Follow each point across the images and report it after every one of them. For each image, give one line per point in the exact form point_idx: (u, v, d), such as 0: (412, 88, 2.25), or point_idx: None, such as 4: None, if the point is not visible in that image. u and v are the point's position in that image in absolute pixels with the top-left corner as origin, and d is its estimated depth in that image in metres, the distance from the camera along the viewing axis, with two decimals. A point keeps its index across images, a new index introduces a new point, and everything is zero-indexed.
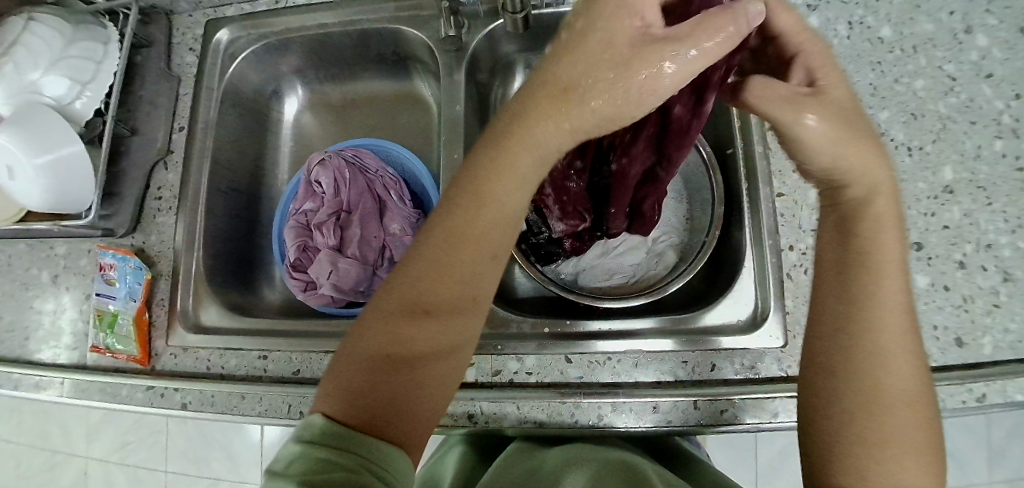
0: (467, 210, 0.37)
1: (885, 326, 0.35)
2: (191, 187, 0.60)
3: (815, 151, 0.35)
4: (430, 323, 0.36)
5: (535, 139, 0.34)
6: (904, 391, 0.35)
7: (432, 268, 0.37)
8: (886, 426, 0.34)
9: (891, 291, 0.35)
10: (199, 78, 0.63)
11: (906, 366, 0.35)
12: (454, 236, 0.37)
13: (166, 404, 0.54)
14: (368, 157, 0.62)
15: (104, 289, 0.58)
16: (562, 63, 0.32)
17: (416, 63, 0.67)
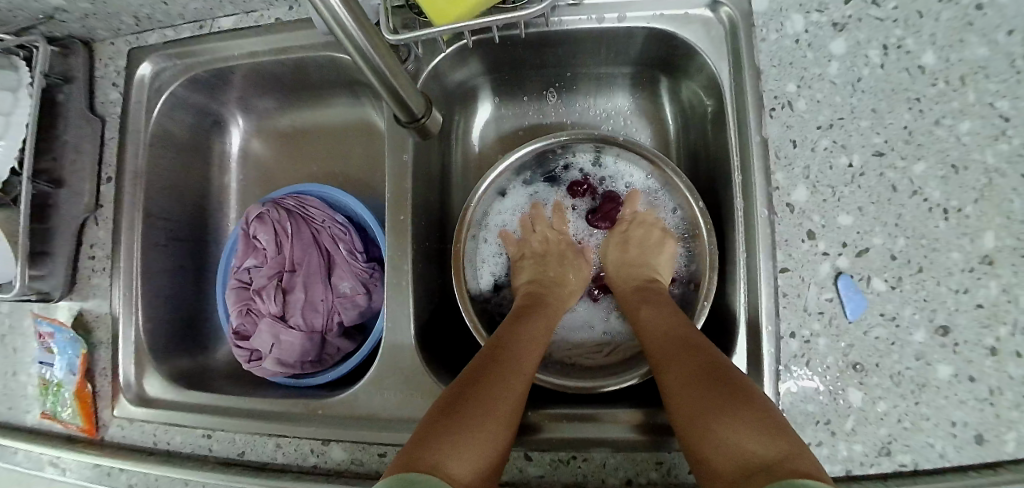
0: (519, 318, 0.48)
1: (657, 347, 0.43)
2: (121, 249, 0.55)
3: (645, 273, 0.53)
4: (495, 384, 0.40)
5: (555, 279, 0.54)
6: (685, 374, 0.39)
7: (499, 351, 0.44)
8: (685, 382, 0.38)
9: (653, 324, 0.46)
10: (123, 121, 0.55)
11: (684, 356, 0.40)
12: (510, 331, 0.46)
13: (113, 483, 0.53)
14: (311, 204, 0.54)
15: (44, 358, 0.56)
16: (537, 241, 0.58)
17: (366, 91, 0.58)
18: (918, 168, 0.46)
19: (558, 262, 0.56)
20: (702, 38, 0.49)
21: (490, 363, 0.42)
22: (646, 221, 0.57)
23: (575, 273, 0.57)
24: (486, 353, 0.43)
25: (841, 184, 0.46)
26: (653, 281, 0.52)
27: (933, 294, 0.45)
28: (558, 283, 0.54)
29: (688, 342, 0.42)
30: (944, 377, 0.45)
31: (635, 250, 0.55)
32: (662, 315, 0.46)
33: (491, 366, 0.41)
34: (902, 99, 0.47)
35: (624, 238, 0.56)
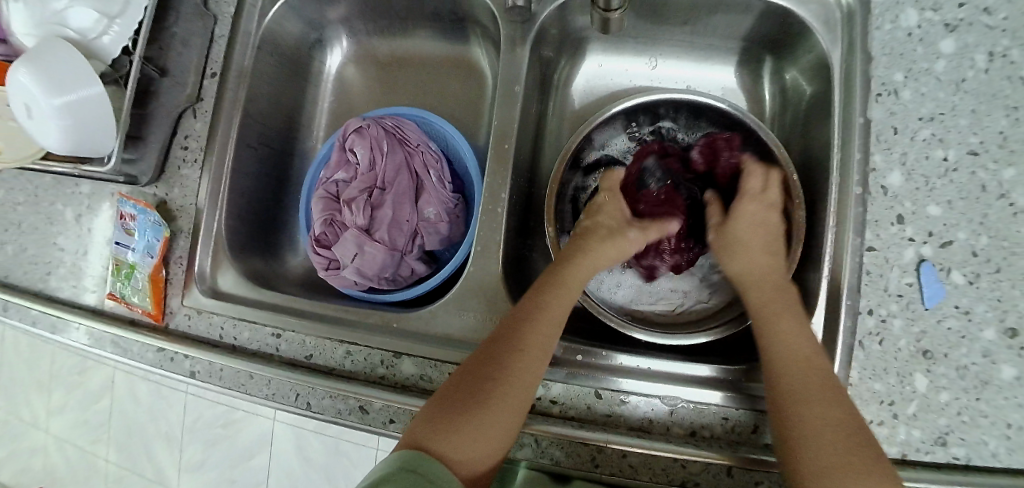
0: (537, 300, 0.46)
1: (798, 369, 0.41)
2: (220, 143, 0.58)
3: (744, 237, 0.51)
4: (500, 375, 0.42)
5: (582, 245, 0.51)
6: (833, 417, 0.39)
7: (512, 322, 0.45)
8: (807, 405, 0.40)
9: (792, 340, 0.43)
10: (236, 18, 0.60)
11: (815, 392, 0.40)
12: (522, 316, 0.44)
13: (175, 369, 0.53)
14: (409, 128, 0.64)
15: (121, 238, 0.57)
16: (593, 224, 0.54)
17: (475, 27, 0.66)
18: (1009, 174, 0.47)
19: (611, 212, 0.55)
20: (818, 18, 0.51)
21: (495, 353, 0.43)
22: (764, 167, 0.53)
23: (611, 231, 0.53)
24: (494, 338, 0.44)
25: (934, 176, 0.48)
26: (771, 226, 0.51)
27: (1009, 296, 0.46)
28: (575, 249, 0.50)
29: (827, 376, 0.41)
30: (1007, 378, 0.46)
31: (759, 232, 0.51)
32: (802, 332, 0.43)
33: (493, 358, 0.43)
34: (1002, 105, 0.48)
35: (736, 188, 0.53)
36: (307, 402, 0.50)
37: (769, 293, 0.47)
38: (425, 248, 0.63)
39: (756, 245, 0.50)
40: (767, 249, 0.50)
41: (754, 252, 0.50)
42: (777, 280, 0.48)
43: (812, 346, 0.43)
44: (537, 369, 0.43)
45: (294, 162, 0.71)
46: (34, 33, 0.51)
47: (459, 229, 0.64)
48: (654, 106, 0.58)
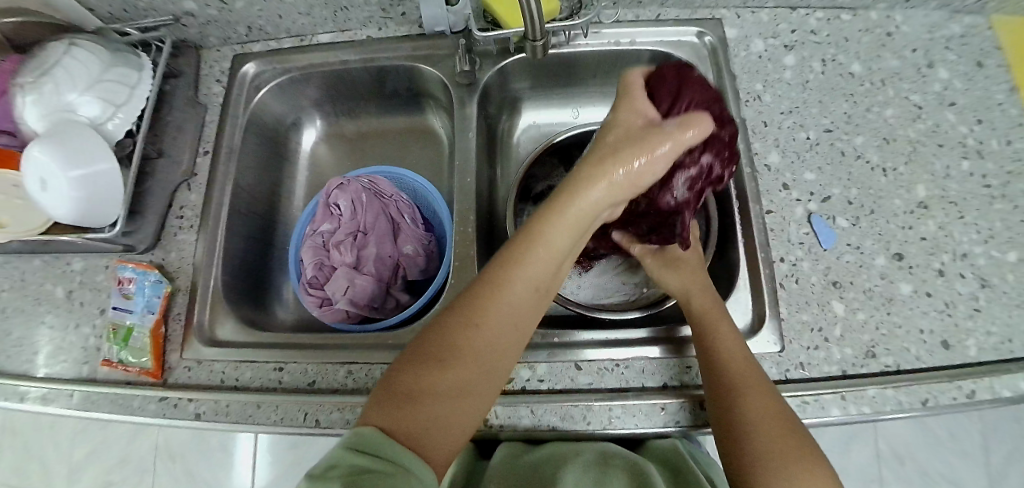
0: (510, 265, 0.42)
1: (744, 380, 0.45)
2: (213, 212, 0.66)
3: (691, 267, 0.56)
4: (467, 355, 0.39)
5: (574, 190, 0.42)
6: (769, 424, 0.42)
7: (484, 295, 0.41)
8: (747, 404, 0.43)
9: (730, 354, 0.47)
10: (225, 106, 0.71)
11: (753, 392, 0.44)
12: (495, 284, 0.41)
13: (179, 414, 0.54)
14: (383, 183, 0.73)
15: (120, 303, 0.60)
16: (599, 153, 0.43)
17: (429, 99, 0.79)
18: (858, 140, 0.61)
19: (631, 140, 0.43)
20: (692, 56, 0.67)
21: (464, 324, 0.40)
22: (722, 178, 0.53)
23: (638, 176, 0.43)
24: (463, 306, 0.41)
25: (803, 151, 0.60)
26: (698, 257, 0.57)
27: (886, 230, 0.57)
28: (560, 201, 0.42)
29: (761, 385, 0.45)
30: (907, 293, 0.55)
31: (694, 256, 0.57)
32: (734, 338, 0.48)
33: (462, 328, 0.40)
34: (840, 94, 0.63)
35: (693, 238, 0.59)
36: (316, 420, 0.52)
37: (704, 302, 0.52)
38: (406, 280, 0.70)
39: (696, 269, 0.56)
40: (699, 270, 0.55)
41: (695, 273, 0.55)
42: (709, 291, 0.53)
43: (744, 352, 0.48)
44: (505, 350, 0.41)
45: (276, 228, 0.77)
46: (42, 120, 0.55)
47: (435, 262, 0.71)
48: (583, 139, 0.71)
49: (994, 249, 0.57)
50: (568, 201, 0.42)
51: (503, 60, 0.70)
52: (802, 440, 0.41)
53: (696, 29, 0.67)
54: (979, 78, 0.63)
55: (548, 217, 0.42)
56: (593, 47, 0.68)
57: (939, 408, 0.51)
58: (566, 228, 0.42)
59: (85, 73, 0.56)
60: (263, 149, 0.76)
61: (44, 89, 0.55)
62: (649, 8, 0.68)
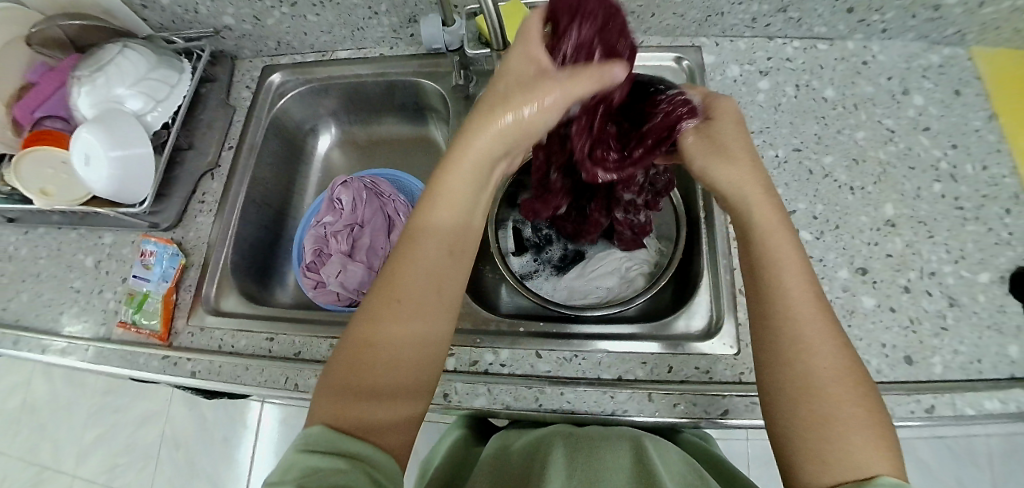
0: (411, 253, 0.44)
1: (807, 325, 0.41)
2: (231, 200, 0.74)
3: (737, 156, 0.48)
4: (395, 327, 0.42)
5: (471, 151, 0.45)
6: (830, 378, 0.39)
7: (398, 268, 0.44)
8: (810, 366, 0.39)
9: (795, 297, 0.42)
10: (252, 110, 0.80)
11: (819, 350, 0.40)
12: (403, 273, 0.44)
13: (177, 371, 0.61)
14: (384, 184, 0.79)
15: (140, 272, 0.67)
16: (484, 106, 0.46)
17: (431, 112, 0.87)
18: (826, 160, 0.64)
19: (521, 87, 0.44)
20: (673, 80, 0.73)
21: (384, 316, 0.42)
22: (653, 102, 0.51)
23: (533, 122, 0.44)
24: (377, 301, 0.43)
25: (771, 168, 0.64)
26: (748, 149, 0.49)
27: (851, 245, 0.59)
28: (453, 172, 0.46)
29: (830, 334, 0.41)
30: (869, 307, 0.56)
31: (737, 140, 0.49)
32: (801, 278, 0.43)
33: (382, 320, 0.42)
34: (812, 117, 0.66)
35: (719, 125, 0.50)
36: (294, 383, 0.57)
37: (769, 216, 0.45)
38: None
39: (751, 163, 0.47)
40: (753, 161, 0.48)
41: (743, 166, 0.47)
42: (768, 200, 0.46)
43: (812, 298, 0.42)
44: (434, 309, 0.44)
45: (287, 222, 0.85)
46: (94, 107, 0.65)
47: None
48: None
49: (965, 269, 0.57)
50: (467, 165, 0.46)
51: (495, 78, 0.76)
52: (870, 408, 0.38)
53: (674, 55, 0.73)
54: (957, 105, 0.64)
55: (443, 180, 0.46)
56: None
57: (896, 421, 0.51)
58: (465, 187, 0.46)
59: (134, 71, 0.66)
60: (283, 149, 0.85)
61: (97, 81, 0.64)
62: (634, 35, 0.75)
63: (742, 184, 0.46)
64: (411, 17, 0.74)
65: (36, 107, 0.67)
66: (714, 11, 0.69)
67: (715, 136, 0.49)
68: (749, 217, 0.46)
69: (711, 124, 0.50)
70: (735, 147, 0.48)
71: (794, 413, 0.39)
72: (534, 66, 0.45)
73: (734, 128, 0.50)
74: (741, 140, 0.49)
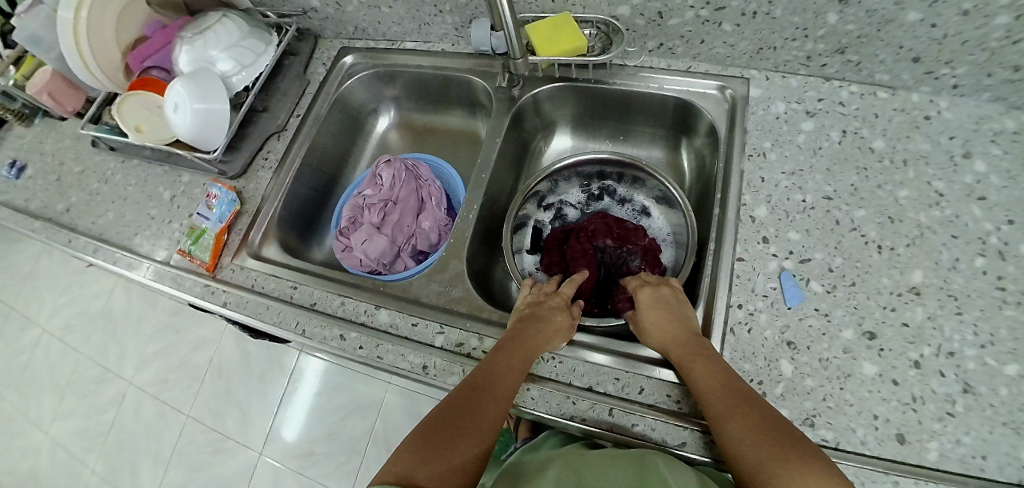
0: (487, 370, 0.53)
1: (727, 398, 0.47)
2: (288, 162, 0.83)
3: (677, 311, 0.58)
4: (471, 415, 0.49)
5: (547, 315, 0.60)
6: (754, 438, 0.44)
7: (482, 372, 0.53)
8: (732, 418, 0.46)
9: (702, 366, 0.51)
10: (322, 85, 0.90)
11: (734, 405, 0.46)
12: (479, 383, 0.52)
13: (213, 300, 0.71)
14: (423, 169, 0.86)
15: (203, 211, 0.77)
16: (549, 294, 0.64)
17: (480, 109, 0.92)
18: (858, 213, 0.60)
19: (552, 296, 0.64)
20: (714, 107, 0.73)
21: (459, 407, 0.49)
22: (640, 283, 0.64)
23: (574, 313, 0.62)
24: (452, 401, 0.50)
25: (795, 212, 0.62)
26: (675, 299, 0.60)
27: (864, 305, 0.56)
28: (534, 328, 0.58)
29: (746, 399, 0.47)
30: (869, 374, 0.53)
31: (669, 296, 0.61)
32: (708, 359, 0.51)
33: (458, 417, 0.48)
34: (853, 166, 0.63)
35: (655, 291, 0.62)
36: (302, 329, 0.65)
37: (672, 335, 0.55)
38: (416, 249, 0.81)
39: (680, 307, 0.59)
40: (681, 311, 0.58)
41: (671, 316, 0.58)
42: (689, 333, 0.55)
43: (723, 372, 0.50)
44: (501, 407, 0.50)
45: (334, 188, 0.93)
46: (190, 65, 0.76)
47: (445, 242, 0.82)
48: (580, 165, 0.81)
49: (990, 356, 0.52)
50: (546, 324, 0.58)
51: (538, 85, 0.81)
52: (800, 451, 0.42)
53: (718, 83, 0.73)
54: None
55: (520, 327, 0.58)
56: (622, 86, 0.77)
57: None
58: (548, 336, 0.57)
59: (228, 38, 0.76)
60: (344, 123, 0.94)
61: (196, 44, 0.75)
62: (682, 59, 0.75)
63: (676, 321, 0.57)
64: (471, 18, 0.79)
65: (147, 57, 0.80)
66: (766, 45, 0.68)
67: (641, 300, 0.62)
68: (670, 336, 0.56)
69: (640, 288, 0.64)
70: (675, 305, 0.59)
71: (751, 475, 0.42)
72: (576, 279, 0.67)
73: (663, 291, 0.61)
74: (676, 296, 0.61)
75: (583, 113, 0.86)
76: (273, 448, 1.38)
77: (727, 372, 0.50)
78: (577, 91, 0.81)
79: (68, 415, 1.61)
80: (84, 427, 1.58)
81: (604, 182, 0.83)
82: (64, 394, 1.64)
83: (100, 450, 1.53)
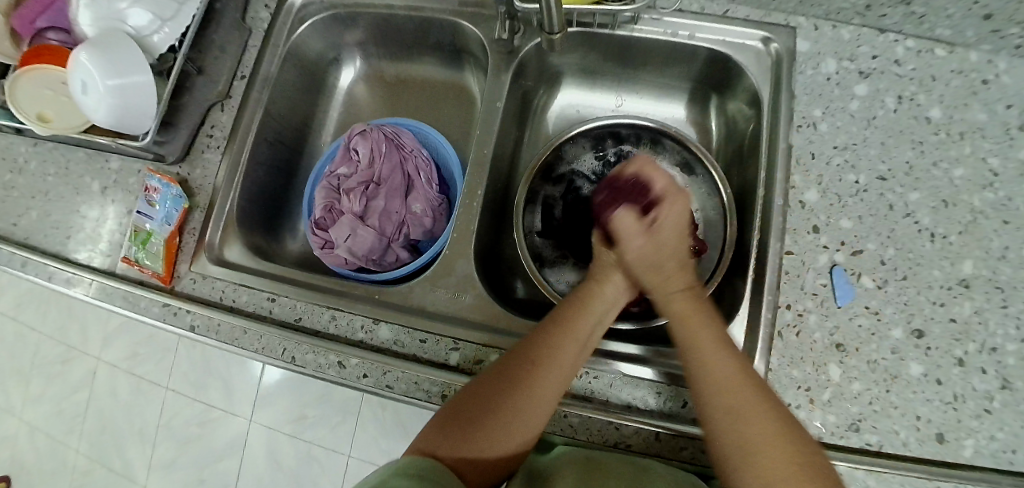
0: (543, 342, 0.48)
1: (715, 369, 0.44)
2: (240, 139, 0.68)
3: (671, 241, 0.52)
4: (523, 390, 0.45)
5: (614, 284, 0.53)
6: (762, 431, 0.40)
7: (542, 342, 0.48)
8: (732, 410, 0.42)
9: (703, 341, 0.46)
10: (269, 34, 0.72)
11: (746, 388, 0.43)
12: (536, 356, 0.47)
13: (177, 322, 0.60)
14: (406, 136, 0.73)
15: (143, 208, 0.62)
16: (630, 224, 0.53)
17: (469, 59, 0.77)
18: (912, 197, 0.55)
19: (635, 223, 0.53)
20: (753, 63, 0.63)
21: (512, 379, 0.46)
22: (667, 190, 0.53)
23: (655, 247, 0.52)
24: (504, 372, 0.47)
25: (846, 195, 0.56)
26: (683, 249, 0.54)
27: (914, 300, 0.53)
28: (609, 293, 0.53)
29: (763, 390, 0.43)
30: (913, 374, 0.51)
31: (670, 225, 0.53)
32: (712, 337, 0.47)
33: (506, 392, 0.45)
34: (908, 140, 0.57)
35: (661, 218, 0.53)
36: (291, 356, 0.56)
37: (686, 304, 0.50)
38: (409, 239, 0.71)
39: (675, 243, 0.53)
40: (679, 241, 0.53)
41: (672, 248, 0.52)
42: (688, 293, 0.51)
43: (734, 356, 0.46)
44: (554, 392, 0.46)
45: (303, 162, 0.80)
46: (97, 24, 0.59)
47: (441, 225, 0.73)
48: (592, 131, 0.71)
49: None
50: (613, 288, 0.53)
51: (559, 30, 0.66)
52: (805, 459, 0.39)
53: (762, 34, 0.62)
54: None
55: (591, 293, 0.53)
56: (646, 35, 0.65)
57: None
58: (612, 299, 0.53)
59: None
60: (302, 81, 0.78)
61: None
62: (717, 2, 0.64)
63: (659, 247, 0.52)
64: None
65: (37, 16, 0.62)
66: None
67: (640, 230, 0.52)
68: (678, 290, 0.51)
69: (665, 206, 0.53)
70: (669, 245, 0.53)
71: (737, 468, 0.40)
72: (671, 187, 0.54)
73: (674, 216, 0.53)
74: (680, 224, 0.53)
75: (591, 63, 0.74)
76: (262, 417, 1.33)
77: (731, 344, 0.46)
78: (588, 39, 0.69)
79: (35, 399, 1.50)
80: (54, 412, 1.48)
81: (619, 149, 0.74)
82: (25, 378, 1.51)
83: (76, 433, 1.46)
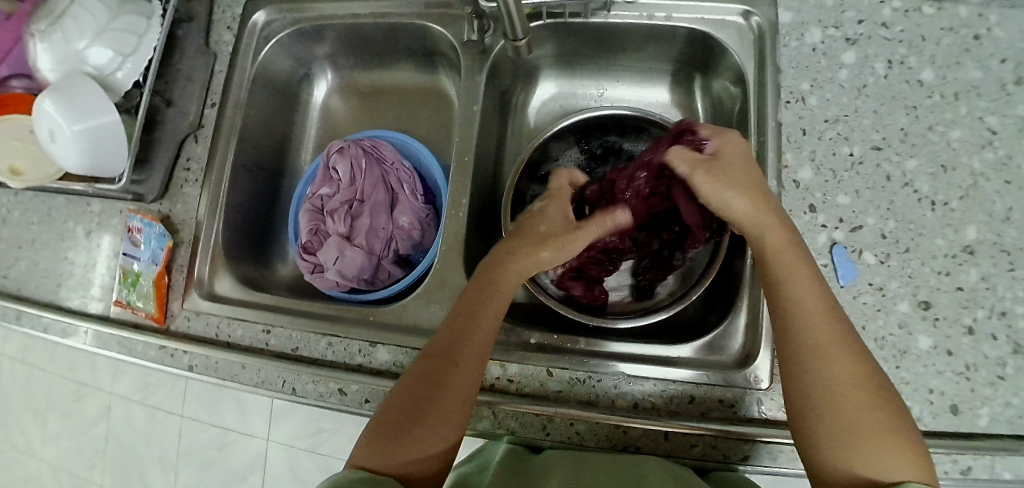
0: (458, 327, 0.48)
1: (829, 353, 0.41)
2: (218, 169, 0.66)
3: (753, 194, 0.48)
4: (445, 376, 0.45)
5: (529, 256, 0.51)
6: (856, 396, 0.39)
7: (455, 327, 0.48)
8: (831, 371, 0.40)
9: (806, 299, 0.43)
10: (235, 57, 0.70)
11: (840, 354, 0.41)
12: (452, 342, 0.47)
13: (176, 364, 0.60)
14: (385, 148, 0.71)
15: (129, 250, 0.64)
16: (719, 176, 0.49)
17: (443, 61, 0.75)
18: (909, 165, 0.54)
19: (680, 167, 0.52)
20: (734, 39, 0.60)
21: (436, 368, 0.46)
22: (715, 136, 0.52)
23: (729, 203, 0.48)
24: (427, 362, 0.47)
25: (841, 170, 0.54)
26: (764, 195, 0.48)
27: (918, 272, 0.51)
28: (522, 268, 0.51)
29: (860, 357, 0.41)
30: (923, 348, 0.50)
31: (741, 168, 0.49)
32: (811, 293, 0.44)
33: (428, 382, 0.45)
34: (901, 106, 0.55)
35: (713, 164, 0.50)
36: (292, 388, 0.56)
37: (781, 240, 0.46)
38: (399, 253, 0.70)
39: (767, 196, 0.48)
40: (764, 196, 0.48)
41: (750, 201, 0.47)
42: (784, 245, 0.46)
43: (832, 317, 0.43)
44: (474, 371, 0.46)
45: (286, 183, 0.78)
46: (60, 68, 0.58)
47: (430, 235, 0.71)
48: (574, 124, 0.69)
49: None
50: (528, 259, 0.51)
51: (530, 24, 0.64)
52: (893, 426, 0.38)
53: (741, 9, 0.60)
54: None
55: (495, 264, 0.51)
56: (621, 20, 0.63)
57: None
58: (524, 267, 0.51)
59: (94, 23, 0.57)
60: (276, 101, 0.76)
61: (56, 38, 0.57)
62: None
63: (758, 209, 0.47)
64: None
65: None
66: None
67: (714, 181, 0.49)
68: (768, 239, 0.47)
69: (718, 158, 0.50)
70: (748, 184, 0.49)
71: (812, 423, 0.40)
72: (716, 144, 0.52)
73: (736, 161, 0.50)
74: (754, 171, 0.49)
75: (568, 53, 0.72)
76: (278, 433, 1.34)
77: (828, 300, 0.44)
78: (562, 29, 0.66)
79: (55, 437, 1.52)
80: (76, 448, 1.49)
81: (605, 140, 0.72)
82: (42, 418, 1.52)
83: (99, 467, 1.47)
